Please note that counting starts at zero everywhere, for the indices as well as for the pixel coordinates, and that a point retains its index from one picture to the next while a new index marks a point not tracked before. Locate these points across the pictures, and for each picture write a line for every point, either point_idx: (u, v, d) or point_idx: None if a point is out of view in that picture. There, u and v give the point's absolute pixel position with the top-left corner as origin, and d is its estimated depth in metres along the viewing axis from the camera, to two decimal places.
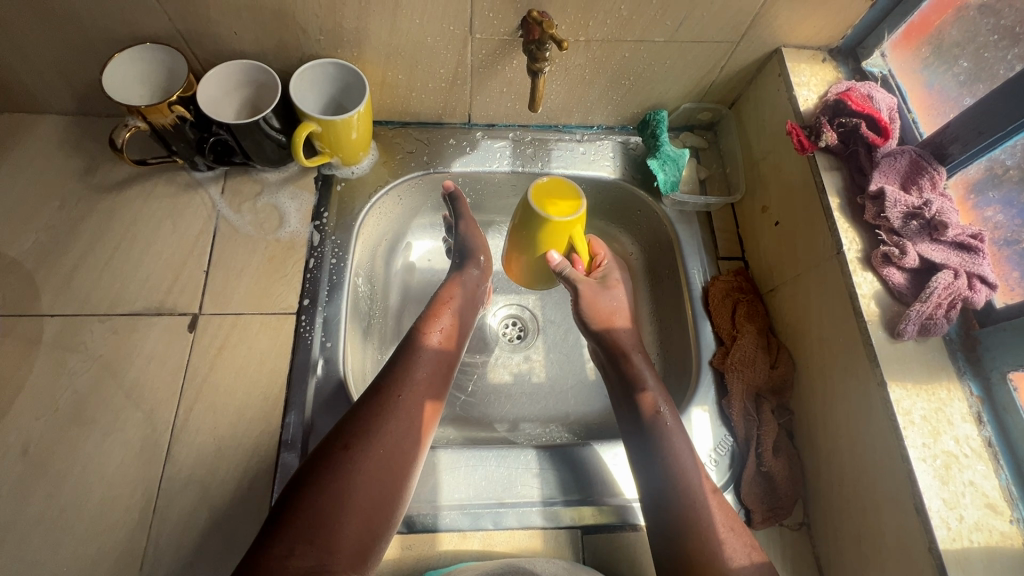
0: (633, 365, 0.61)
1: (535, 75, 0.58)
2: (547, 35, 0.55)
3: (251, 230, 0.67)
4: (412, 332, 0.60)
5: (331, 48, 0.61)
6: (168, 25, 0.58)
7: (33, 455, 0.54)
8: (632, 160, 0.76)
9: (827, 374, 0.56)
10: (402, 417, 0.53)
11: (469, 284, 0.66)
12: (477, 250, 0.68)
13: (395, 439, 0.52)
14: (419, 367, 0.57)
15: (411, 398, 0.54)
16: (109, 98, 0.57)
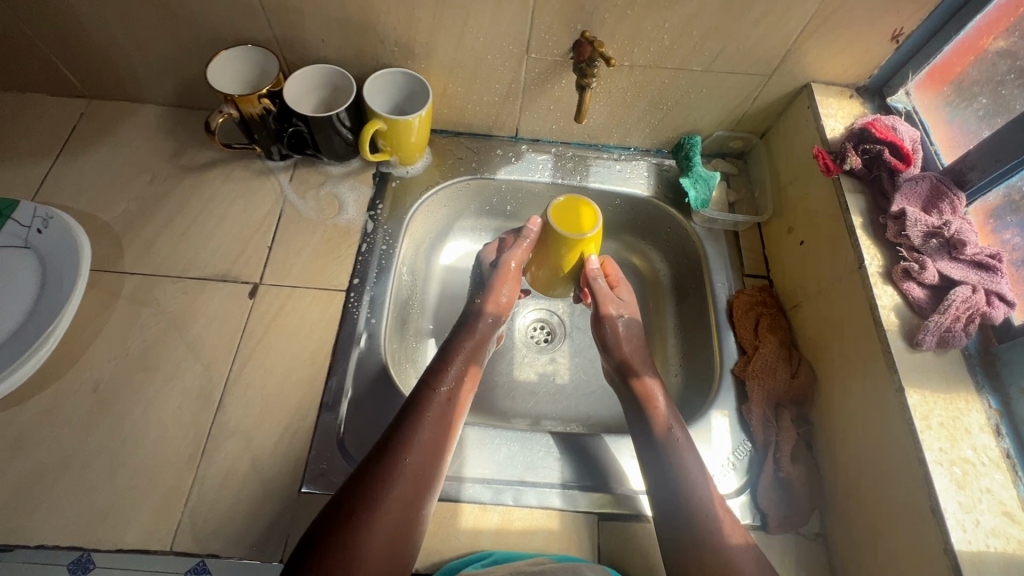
0: (648, 387, 0.64)
1: (582, 90, 0.63)
2: (597, 53, 0.61)
3: (312, 214, 0.73)
4: (420, 390, 0.59)
5: (402, 59, 0.69)
6: (266, 31, 0.67)
7: (103, 392, 0.59)
8: (665, 180, 0.81)
9: (847, 384, 0.58)
10: (409, 481, 0.52)
11: (475, 332, 0.66)
12: (498, 292, 0.69)
13: (403, 505, 0.51)
14: (424, 427, 0.55)
15: (417, 458, 0.53)
16: (212, 88, 0.65)
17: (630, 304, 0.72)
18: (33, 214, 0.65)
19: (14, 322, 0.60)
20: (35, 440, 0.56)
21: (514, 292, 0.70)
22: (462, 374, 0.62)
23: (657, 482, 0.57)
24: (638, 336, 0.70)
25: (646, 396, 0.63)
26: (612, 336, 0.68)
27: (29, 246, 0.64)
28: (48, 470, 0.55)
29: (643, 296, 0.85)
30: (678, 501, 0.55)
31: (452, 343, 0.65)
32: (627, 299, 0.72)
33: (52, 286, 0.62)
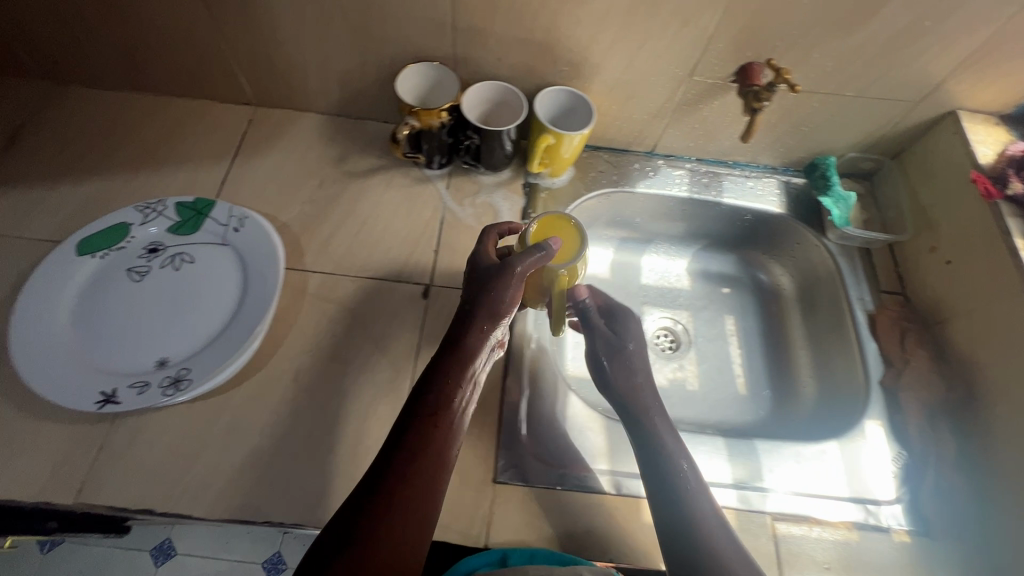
0: (655, 423, 0.61)
1: (754, 112, 0.67)
2: (779, 79, 0.64)
3: (472, 221, 0.77)
4: (414, 424, 0.48)
5: (568, 78, 0.73)
6: (448, 50, 0.71)
7: (303, 382, 0.63)
8: (795, 197, 0.85)
9: (1016, 401, 0.61)
10: (401, 529, 0.43)
11: (474, 352, 0.52)
12: (500, 306, 0.54)
13: (397, 558, 0.42)
14: (416, 480, 0.45)
15: (402, 520, 0.43)
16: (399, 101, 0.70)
17: (627, 330, 0.70)
18: (228, 214, 0.70)
19: (223, 316, 0.64)
20: (248, 425, 0.61)
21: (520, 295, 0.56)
22: (457, 401, 0.50)
23: (660, 499, 0.55)
24: (642, 351, 0.70)
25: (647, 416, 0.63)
26: (613, 375, 0.67)
27: (227, 243, 0.68)
28: (264, 452, 0.59)
29: (765, 306, 0.89)
30: (681, 521, 0.53)
31: (443, 365, 0.51)
32: (623, 320, 0.71)
33: (253, 281, 0.66)
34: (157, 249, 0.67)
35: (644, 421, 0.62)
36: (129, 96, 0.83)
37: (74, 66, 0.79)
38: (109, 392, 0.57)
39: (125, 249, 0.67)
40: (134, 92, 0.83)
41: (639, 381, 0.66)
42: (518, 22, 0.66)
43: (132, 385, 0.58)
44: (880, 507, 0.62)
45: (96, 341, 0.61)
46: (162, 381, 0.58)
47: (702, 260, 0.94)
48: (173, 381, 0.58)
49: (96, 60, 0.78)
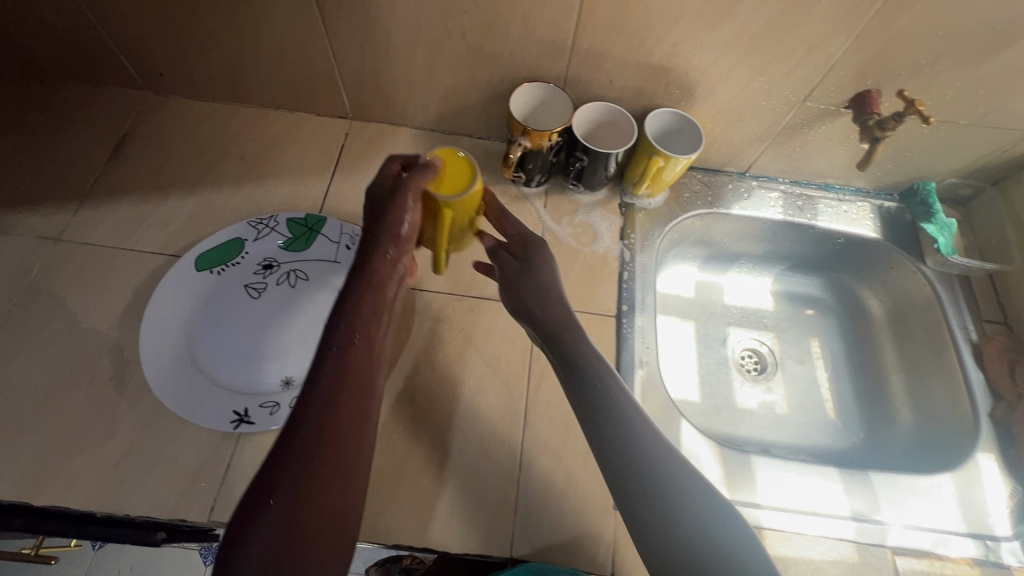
0: (575, 338, 0.61)
1: (876, 141, 0.68)
2: (910, 109, 0.65)
3: (571, 241, 0.77)
4: (324, 350, 0.48)
5: (677, 101, 0.73)
6: (560, 71, 0.71)
7: (420, 403, 0.64)
8: (890, 221, 0.84)
9: None
10: (341, 457, 0.42)
11: (380, 275, 0.53)
12: (395, 227, 0.53)
13: (340, 483, 0.42)
14: (342, 401, 0.45)
15: (333, 444, 0.43)
16: (512, 121, 0.70)
17: (542, 258, 0.66)
18: (340, 232, 0.70)
19: None
20: None
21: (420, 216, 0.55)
22: (367, 323, 0.51)
23: (619, 468, 0.53)
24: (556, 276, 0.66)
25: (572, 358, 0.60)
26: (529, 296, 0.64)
27: (340, 261, 0.69)
28: (387, 473, 0.59)
29: (853, 329, 0.89)
30: (654, 483, 0.51)
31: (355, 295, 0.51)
32: (537, 250, 0.66)
33: None
34: (270, 265, 0.68)
35: (567, 345, 0.61)
36: (226, 107, 0.83)
37: (176, 76, 0.80)
38: (241, 411, 0.58)
39: (240, 266, 0.67)
40: (231, 103, 0.83)
41: (549, 294, 0.64)
42: (640, 45, 0.65)
43: (264, 406, 0.59)
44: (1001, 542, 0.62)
45: (222, 359, 0.62)
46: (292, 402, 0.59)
47: (786, 281, 0.93)
48: None
49: (200, 71, 0.79)
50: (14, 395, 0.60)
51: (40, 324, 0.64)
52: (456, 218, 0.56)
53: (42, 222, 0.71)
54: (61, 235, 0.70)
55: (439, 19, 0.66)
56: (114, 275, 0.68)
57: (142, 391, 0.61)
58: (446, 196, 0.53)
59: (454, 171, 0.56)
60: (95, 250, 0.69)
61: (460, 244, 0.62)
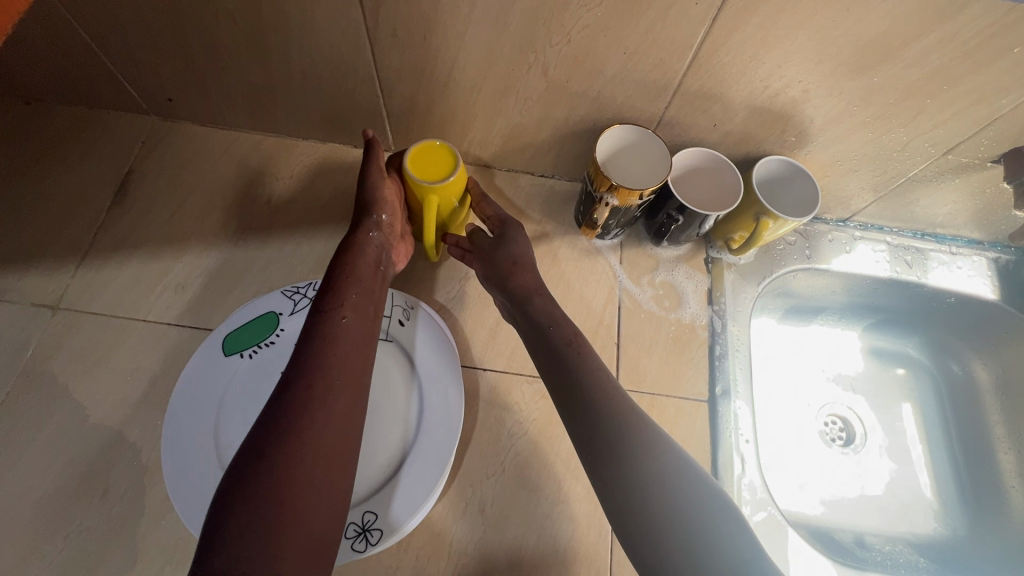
0: (544, 301, 0.57)
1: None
2: None
3: (652, 306, 0.67)
4: (314, 318, 0.48)
5: (790, 148, 0.62)
6: (656, 113, 0.59)
7: (490, 515, 0.55)
8: (1009, 279, 0.74)
9: None
10: (334, 408, 0.44)
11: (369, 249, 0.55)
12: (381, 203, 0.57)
13: (329, 434, 0.42)
14: (334, 357, 0.46)
15: (326, 396, 0.44)
16: (597, 176, 0.59)
17: (514, 235, 0.61)
18: (391, 303, 0.60)
19: (400, 438, 0.54)
20: (437, 568, 0.52)
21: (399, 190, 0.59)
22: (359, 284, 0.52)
23: (634, 514, 0.45)
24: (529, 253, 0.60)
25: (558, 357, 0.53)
26: (497, 263, 0.59)
27: (391, 339, 0.58)
28: None
29: (955, 399, 0.79)
30: (679, 530, 0.43)
31: (342, 263, 0.53)
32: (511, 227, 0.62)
33: (430, 392, 0.56)
34: None
35: (533, 309, 0.56)
36: (246, 137, 0.71)
37: (188, 102, 0.68)
38: None
39: (277, 345, 0.57)
40: (252, 132, 0.71)
41: (518, 262, 0.59)
42: (762, 90, 0.54)
43: None
44: None
45: None
46: (347, 530, 0.49)
47: (873, 337, 0.82)
48: (361, 531, 0.49)
49: (217, 98, 0.67)
50: (13, 514, 0.51)
51: (39, 419, 0.54)
52: (441, 205, 0.59)
53: (38, 286, 0.60)
54: (59, 301, 0.60)
55: (517, 52, 0.53)
56: (126, 355, 0.57)
57: (167, 507, 0.51)
58: (433, 183, 0.55)
59: (434, 159, 0.58)
60: (102, 322, 0.59)
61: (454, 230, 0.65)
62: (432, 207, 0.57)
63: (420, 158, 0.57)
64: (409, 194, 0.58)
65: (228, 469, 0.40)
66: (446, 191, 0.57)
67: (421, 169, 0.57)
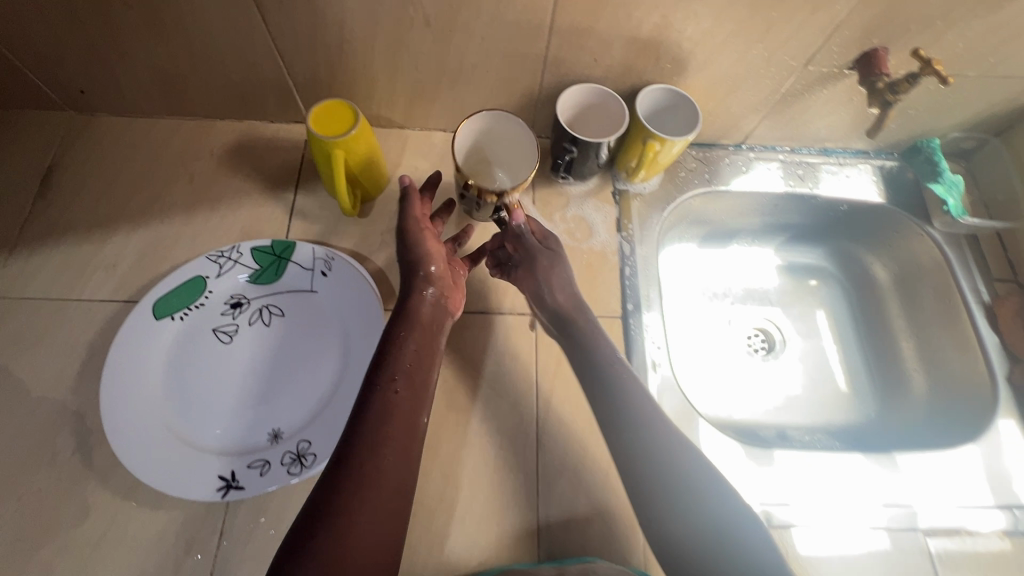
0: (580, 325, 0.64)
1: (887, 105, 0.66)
2: (925, 70, 0.62)
3: (565, 238, 0.72)
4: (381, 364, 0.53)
5: (669, 75, 0.67)
6: (540, 53, 0.63)
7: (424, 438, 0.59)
8: (895, 183, 0.80)
9: None
10: (400, 436, 0.48)
11: (421, 307, 0.58)
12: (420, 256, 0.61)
13: (395, 458, 0.47)
14: (400, 397, 0.50)
15: (395, 424, 0.49)
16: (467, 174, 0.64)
17: (556, 249, 0.68)
18: (312, 256, 0.63)
19: (329, 375, 0.58)
20: None
21: (436, 244, 0.63)
22: (413, 336, 0.56)
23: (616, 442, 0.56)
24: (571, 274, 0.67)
25: (585, 356, 0.62)
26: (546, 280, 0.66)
27: (316, 290, 0.62)
28: None
29: (862, 299, 0.85)
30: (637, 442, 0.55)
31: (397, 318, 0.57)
32: (552, 240, 0.68)
33: (356, 331, 0.60)
34: (240, 303, 0.61)
35: (574, 326, 0.64)
36: (165, 123, 0.74)
37: (101, 93, 0.70)
38: (229, 476, 0.52)
39: (206, 307, 0.60)
40: (170, 117, 0.74)
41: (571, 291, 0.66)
42: (628, 19, 0.59)
43: (252, 466, 0.52)
44: None
45: (202, 419, 0.55)
46: (283, 458, 0.53)
47: (786, 253, 0.89)
48: (296, 457, 0.53)
49: (128, 86, 0.69)
50: None
51: None
52: (349, 160, 0.63)
53: None
54: None
55: (398, 6, 0.57)
56: (62, 333, 0.60)
57: (115, 462, 0.55)
58: (336, 138, 0.60)
59: (338, 117, 0.62)
60: (36, 306, 0.62)
61: (369, 187, 0.68)
62: (338, 161, 0.61)
63: (325, 119, 0.62)
64: (316, 152, 0.62)
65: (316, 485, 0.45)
66: (350, 145, 0.61)
67: (325, 128, 0.61)
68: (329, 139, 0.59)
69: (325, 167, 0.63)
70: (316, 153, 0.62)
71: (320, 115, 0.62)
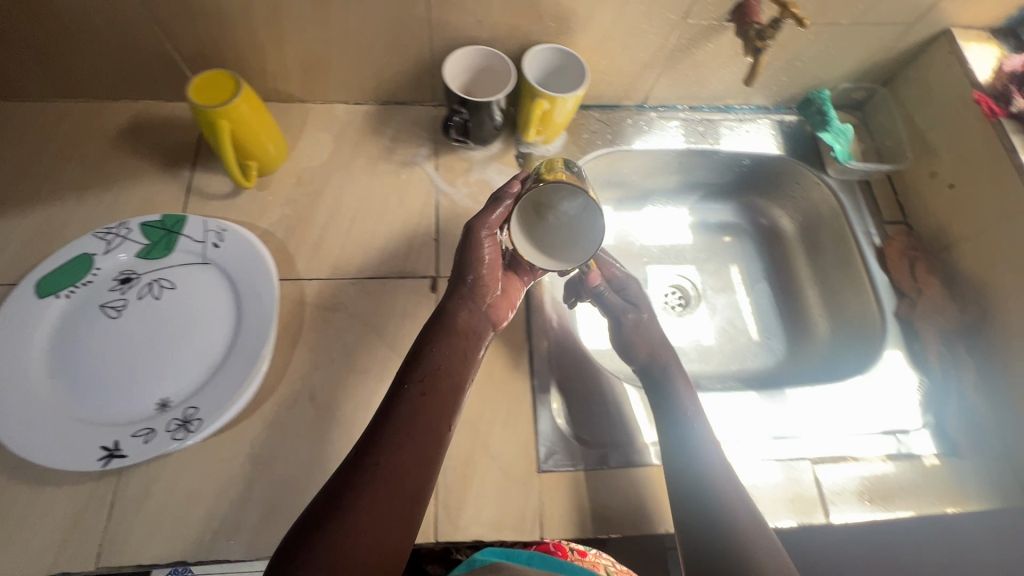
0: (669, 373, 0.63)
1: (758, 52, 0.64)
2: (785, 14, 0.61)
3: (468, 202, 0.73)
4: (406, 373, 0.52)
5: (554, 34, 0.68)
6: (421, 15, 0.64)
7: (320, 401, 0.59)
8: (792, 136, 0.83)
9: None
10: (415, 442, 0.48)
11: (457, 314, 0.57)
12: (477, 266, 0.58)
13: (409, 461, 0.47)
14: (422, 404, 0.50)
15: (417, 429, 0.49)
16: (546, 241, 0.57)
17: (641, 303, 0.68)
18: (204, 228, 0.63)
19: (221, 343, 0.58)
20: (268, 454, 0.56)
21: (496, 251, 0.60)
22: (443, 343, 0.54)
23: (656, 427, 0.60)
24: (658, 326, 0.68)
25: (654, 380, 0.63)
26: (632, 337, 0.66)
27: (209, 262, 0.62)
28: (294, 484, 0.55)
29: (771, 252, 0.88)
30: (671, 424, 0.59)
31: (433, 324, 0.56)
32: (637, 294, 0.69)
33: (247, 299, 0.60)
34: (130, 278, 0.60)
35: (659, 372, 0.63)
36: (56, 107, 0.73)
37: None
38: (111, 445, 0.52)
39: (93, 284, 0.59)
40: (61, 101, 0.73)
41: (657, 343, 0.66)
42: None
43: (136, 434, 0.52)
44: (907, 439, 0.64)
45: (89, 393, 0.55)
46: (168, 425, 0.53)
47: (700, 211, 0.91)
48: (182, 423, 0.53)
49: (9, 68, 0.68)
50: None
51: None
52: (235, 131, 0.62)
53: None
54: None
55: None
56: None
57: None
58: (216, 107, 0.59)
59: (220, 87, 0.62)
60: None
61: (262, 159, 0.68)
62: (222, 132, 0.61)
63: (205, 90, 0.61)
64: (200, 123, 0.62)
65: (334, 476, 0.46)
66: (233, 115, 0.61)
67: (207, 98, 0.61)
68: (209, 109, 0.59)
69: (211, 139, 0.63)
70: (200, 124, 0.62)
71: (203, 86, 0.62)
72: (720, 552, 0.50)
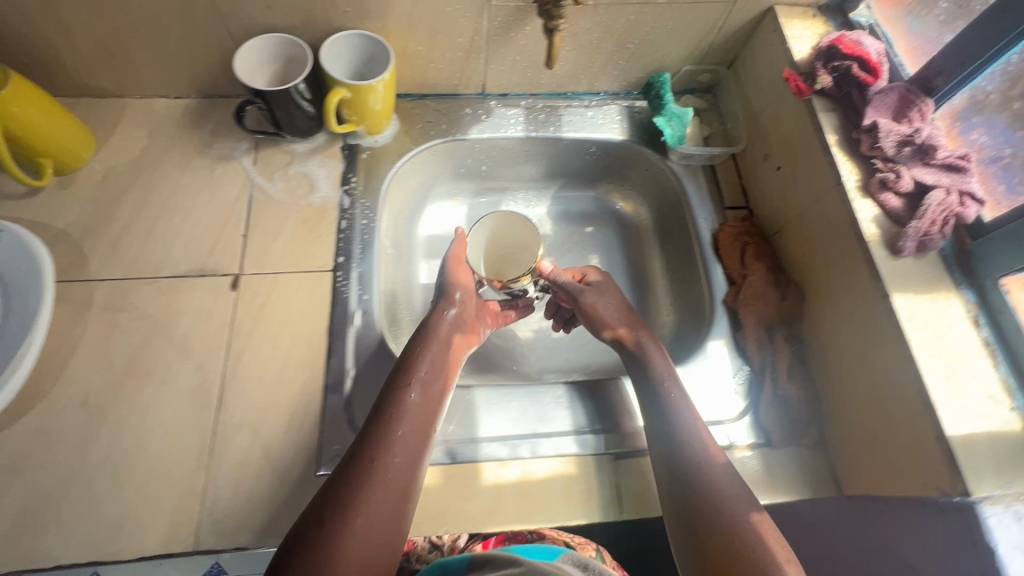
0: (641, 346, 0.61)
1: (552, 33, 0.62)
2: None
3: (283, 196, 0.70)
4: (390, 387, 0.53)
5: (356, 20, 0.66)
6: (206, 3, 0.62)
7: (93, 405, 0.57)
8: (637, 122, 0.81)
9: (834, 315, 0.61)
10: (405, 446, 0.49)
11: (438, 328, 0.59)
12: (453, 286, 0.62)
13: (403, 464, 0.48)
14: (410, 412, 0.51)
15: (407, 433, 0.50)
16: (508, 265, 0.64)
17: (602, 284, 0.67)
18: None
19: None
20: (29, 462, 0.54)
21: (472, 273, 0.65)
22: (424, 354, 0.56)
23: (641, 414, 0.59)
24: (620, 302, 0.65)
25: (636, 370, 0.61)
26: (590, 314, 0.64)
27: None
28: (53, 492, 0.53)
29: (629, 241, 0.86)
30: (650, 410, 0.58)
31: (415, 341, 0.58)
32: (597, 278, 0.67)
33: (16, 304, 0.58)
34: None
35: (646, 362, 0.61)
36: None
37: None
38: None
39: None
40: None
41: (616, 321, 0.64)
42: None
43: None
44: (723, 431, 0.62)
45: None
46: None
47: (562, 200, 0.88)
48: None
49: None
50: None
51: None
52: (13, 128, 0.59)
53: None
54: None
55: None
56: None
57: None
58: None
59: None
60: None
61: (55, 158, 0.66)
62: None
63: None
64: None
65: (325, 484, 0.46)
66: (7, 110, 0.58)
67: None
68: None
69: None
70: None
71: None
72: (711, 546, 0.47)
